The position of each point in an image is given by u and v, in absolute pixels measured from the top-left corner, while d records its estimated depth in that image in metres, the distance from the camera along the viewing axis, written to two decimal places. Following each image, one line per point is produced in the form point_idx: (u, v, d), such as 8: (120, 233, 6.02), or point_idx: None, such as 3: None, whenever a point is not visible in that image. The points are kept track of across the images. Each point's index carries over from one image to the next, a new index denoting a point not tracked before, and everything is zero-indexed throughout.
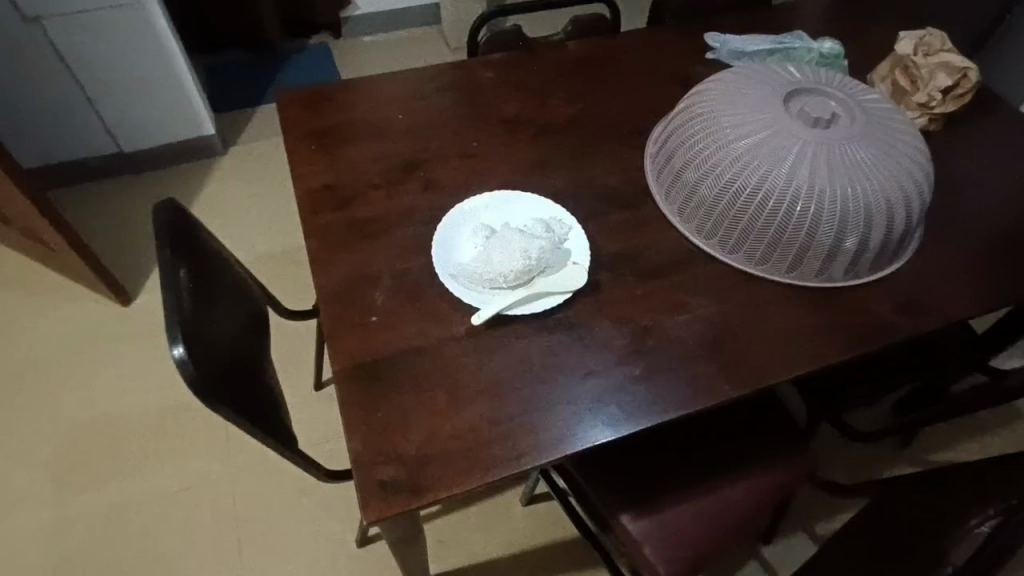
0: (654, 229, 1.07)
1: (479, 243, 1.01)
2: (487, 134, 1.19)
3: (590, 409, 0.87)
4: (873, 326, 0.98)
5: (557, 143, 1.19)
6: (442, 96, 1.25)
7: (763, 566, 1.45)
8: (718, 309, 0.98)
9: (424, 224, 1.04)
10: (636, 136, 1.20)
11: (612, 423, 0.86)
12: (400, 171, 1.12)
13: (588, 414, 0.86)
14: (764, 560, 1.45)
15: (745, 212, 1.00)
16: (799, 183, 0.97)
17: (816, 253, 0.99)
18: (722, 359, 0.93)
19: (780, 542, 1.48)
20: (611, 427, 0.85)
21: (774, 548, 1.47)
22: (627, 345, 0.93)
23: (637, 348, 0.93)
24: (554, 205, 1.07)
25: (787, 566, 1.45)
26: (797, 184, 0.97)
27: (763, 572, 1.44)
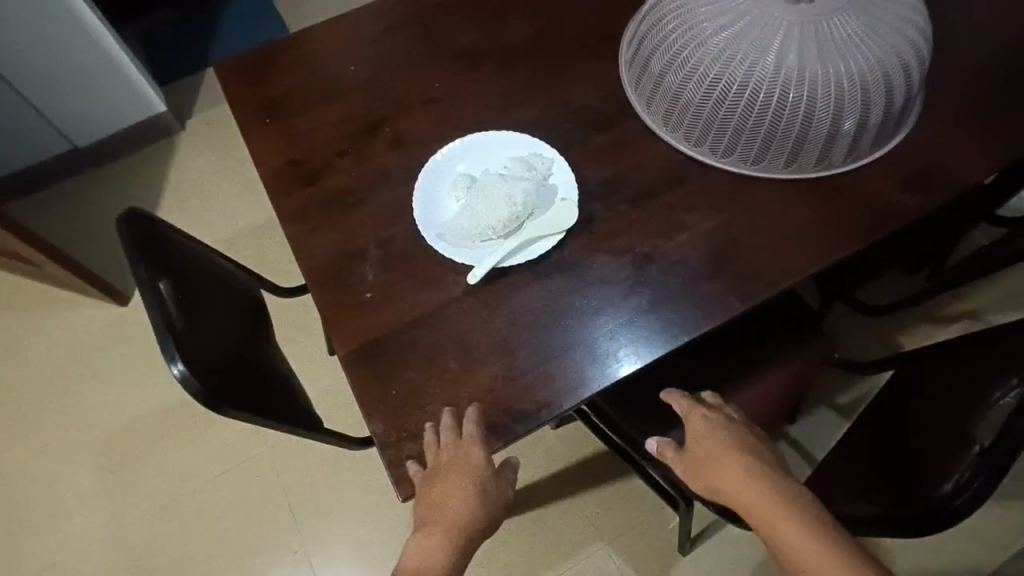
0: (640, 146, 1.01)
1: (461, 196, 0.96)
2: (447, 71, 1.11)
3: (602, 349, 0.86)
4: (880, 209, 0.94)
5: (523, 69, 1.10)
6: (392, 37, 1.15)
7: (789, 444, 1.50)
8: (718, 221, 0.94)
9: (400, 186, 0.99)
10: (608, 44, 1.11)
11: (625, 360, 0.85)
12: (363, 132, 1.05)
13: (600, 354, 0.85)
14: (790, 438, 1.50)
15: (735, 111, 0.93)
16: (788, 70, 0.90)
17: (814, 141, 0.93)
18: (726, 274, 0.91)
19: (802, 420, 1.52)
20: (624, 365, 0.85)
21: (801, 427, 1.52)
22: (628, 276, 0.90)
23: (640, 278, 0.90)
24: (531, 139, 1.00)
25: (813, 441, 1.50)
26: (786, 73, 0.90)
27: (793, 450, 1.50)
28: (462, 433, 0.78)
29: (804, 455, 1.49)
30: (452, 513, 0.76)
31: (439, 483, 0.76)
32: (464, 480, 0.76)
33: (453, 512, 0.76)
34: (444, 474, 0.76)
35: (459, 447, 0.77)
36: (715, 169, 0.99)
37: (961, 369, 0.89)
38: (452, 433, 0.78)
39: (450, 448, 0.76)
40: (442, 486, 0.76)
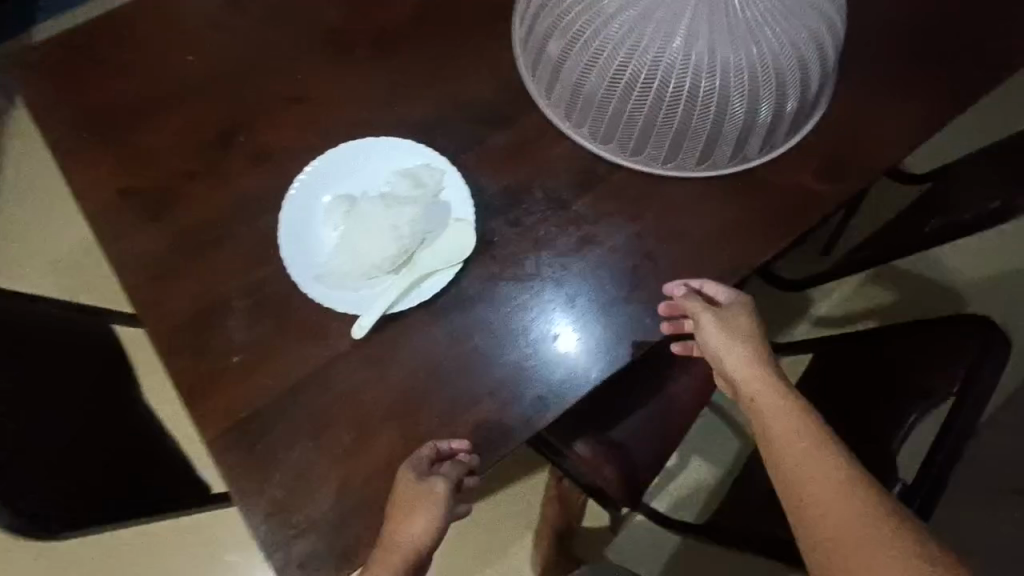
0: (543, 146, 0.89)
1: (337, 227, 0.81)
2: (312, 60, 0.93)
3: (513, 394, 0.78)
4: (800, 204, 0.88)
5: (404, 53, 0.94)
6: (238, 16, 0.94)
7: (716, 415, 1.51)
8: (631, 232, 0.86)
9: (264, 215, 0.83)
10: (499, 17, 0.95)
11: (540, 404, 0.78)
12: (213, 145, 0.87)
13: (513, 400, 0.77)
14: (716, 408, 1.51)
15: (645, 105, 0.83)
16: (699, 59, 0.79)
17: (729, 135, 0.85)
18: (641, 295, 0.83)
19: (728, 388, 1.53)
20: (537, 410, 0.77)
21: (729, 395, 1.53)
22: (531, 303, 0.81)
23: (545, 302, 0.81)
24: (417, 146, 0.85)
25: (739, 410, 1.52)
26: (696, 62, 0.80)
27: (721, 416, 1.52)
28: (439, 478, 0.69)
29: (733, 425, 1.50)
30: (409, 542, 0.66)
31: (393, 509, 0.68)
32: (433, 504, 0.67)
33: (408, 538, 0.66)
34: (419, 494, 0.67)
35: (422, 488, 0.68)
36: (626, 169, 0.88)
37: (897, 365, 0.87)
38: (418, 455, 0.71)
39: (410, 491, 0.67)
40: (399, 508, 0.67)
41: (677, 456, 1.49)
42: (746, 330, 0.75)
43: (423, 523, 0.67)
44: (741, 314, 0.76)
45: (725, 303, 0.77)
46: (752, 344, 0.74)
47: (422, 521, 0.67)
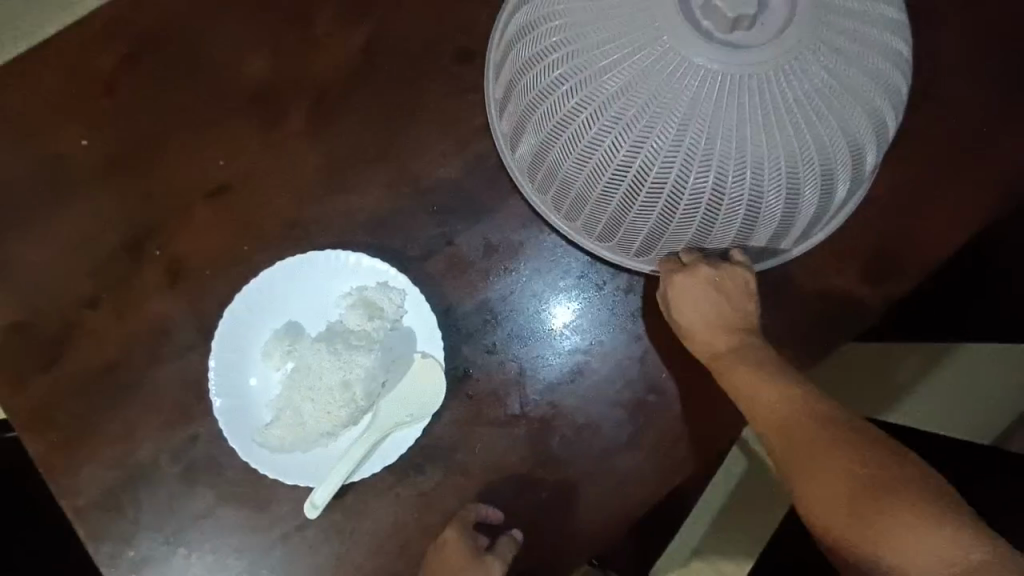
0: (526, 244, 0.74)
1: (285, 368, 0.68)
2: (231, 134, 0.75)
3: (521, 491, 0.69)
4: (822, 315, 0.75)
5: (345, 121, 0.75)
6: (134, 79, 0.75)
7: (746, 452, 0.89)
8: (633, 353, 0.72)
9: (190, 353, 0.70)
10: (465, 71, 0.77)
11: (550, 500, 0.70)
12: (116, 261, 0.72)
13: (522, 497, 0.69)
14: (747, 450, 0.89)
15: (657, 206, 0.63)
16: (729, 162, 0.59)
17: (759, 234, 0.67)
18: (644, 440, 0.70)
19: None
20: (548, 512, 0.69)
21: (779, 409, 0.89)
22: (518, 369, 0.71)
23: (534, 368, 0.71)
24: (369, 261, 0.70)
25: None
26: (726, 165, 0.60)
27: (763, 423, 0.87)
28: (494, 556, 0.64)
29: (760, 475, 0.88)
30: None
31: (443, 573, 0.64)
32: None
33: None
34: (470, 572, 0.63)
35: (477, 565, 0.63)
36: (626, 272, 0.73)
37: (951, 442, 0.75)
38: (463, 521, 0.66)
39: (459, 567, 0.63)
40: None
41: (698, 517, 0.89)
42: (690, 315, 0.66)
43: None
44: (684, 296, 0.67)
45: (661, 279, 0.67)
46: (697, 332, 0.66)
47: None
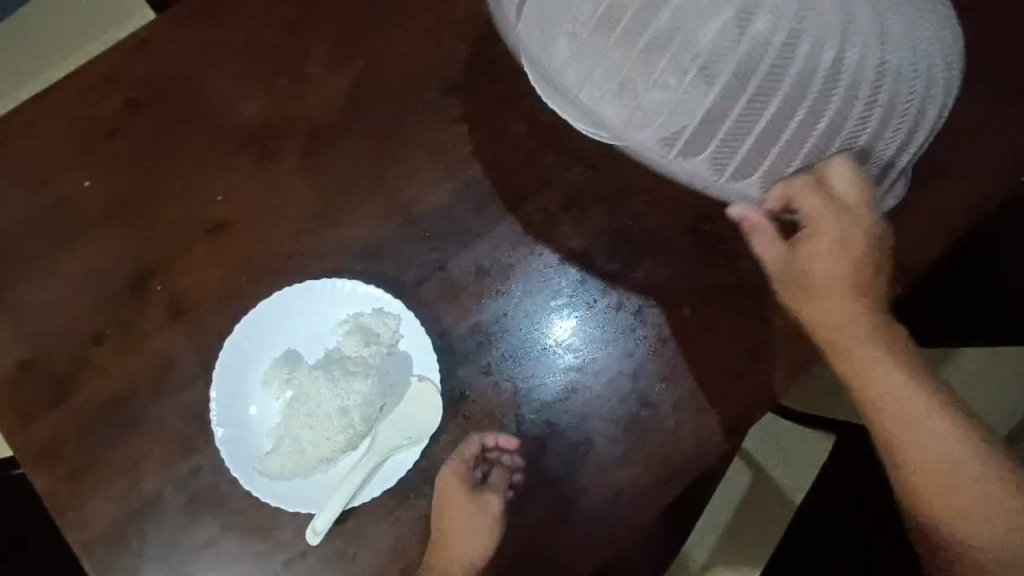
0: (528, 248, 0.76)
1: (284, 397, 0.70)
2: (230, 172, 0.77)
3: (519, 510, 0.70)
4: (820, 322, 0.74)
5: (339, 155, 0.78)
6: (137, 122, 0.78)
7: (749, 463, 1.01)
8: (626, 368, 0.73)
9: (191, 385, 0.71)
10: (452, 103, 0.80)
11: (547, 519, 0.70)
12: (119, 297, 0.74)
13: (520, 516, 0.70)
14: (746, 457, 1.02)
15: (705, 122, 0.58)
16: (830, 27, 0.56)
17: (854, 136, 0.61)
18: (639, 455, 0.71)
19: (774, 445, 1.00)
20: (547, 531, 0.70)
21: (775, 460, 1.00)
22: (516, 388, 0.73)
23: (529, 388, 0.73)
24: (364, 288, 0.72)
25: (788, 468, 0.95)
26: (830, 27, 0.56)
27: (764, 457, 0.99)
28: (491, 488, 0.67)
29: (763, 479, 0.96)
30: (465, 548, 0.66)
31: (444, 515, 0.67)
32: (485, 512, 0.66)
33: (461, 545, 0.65)
34: (469, 502, 0.66)
35: (477, 495, 0.66)
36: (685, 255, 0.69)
37: None
38: (461, 453, 0.68)
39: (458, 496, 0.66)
40: (452, 516, 0.66)
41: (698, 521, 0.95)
42: (802, 281, 0.62)
43: (471, 540, 0.66)
44: (779, 258, 0.62)
45: (800, 200, 0.60)
46: (826, 295, 0.61)
47: (470, 537, 0.66)
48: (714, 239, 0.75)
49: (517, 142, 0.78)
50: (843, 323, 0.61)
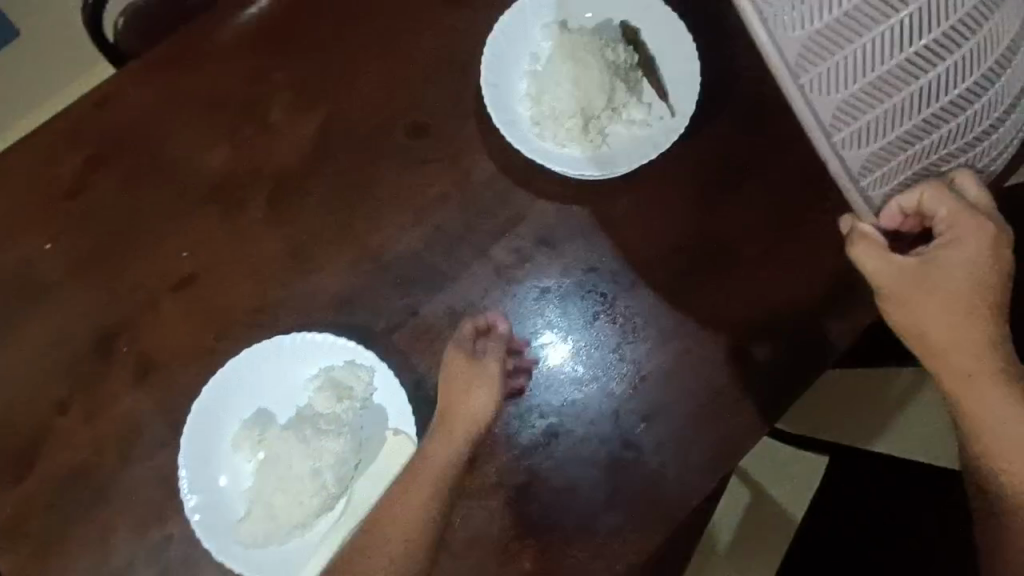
0: (509, 264, 0.75)
1: (256, 459, 0.68)
2: (195, 224, 0.75)
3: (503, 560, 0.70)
4: (800, 351, 0.73)
5: (306, 203, 0.76)
6: (98, 178, 0.76)
7: (747, 482, 0.99)
8: (607, 410, 0.72)
9: (162, 449, 0.69)
10: (421, 144, 0.78)
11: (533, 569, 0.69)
12: (84, 359, 0.71)
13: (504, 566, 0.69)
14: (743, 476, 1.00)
15: (835, 21, 0.42)
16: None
17: (951, 120, 0.48)
18: (624, 498, 0.70)
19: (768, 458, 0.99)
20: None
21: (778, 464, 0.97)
22: (509, 427, 0.71)
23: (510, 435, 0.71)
24: (335, 340, 0.70)
25: (781, 482, 0.95)
26: None
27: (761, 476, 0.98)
28: (489, 357, 0.68)
29: (758, 497, 0.97)
30: (472, 415, 0.65)
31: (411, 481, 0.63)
32: (491, 384, 0.67)
33: (467, 415, 0.65)
34: (472, 373, 0.67)
35: (475, 367, 0.67)
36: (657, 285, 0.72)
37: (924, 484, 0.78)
38: (460, 335, 0.69)
39: (462, 371, 0.67)
40: (454, 386, 0.66)
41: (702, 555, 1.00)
42: (926, 305, 0.53)
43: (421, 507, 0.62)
44: (899, 275, 0.53)
45: (933, 195, 0.51)
46: (949, 323, 0.53)
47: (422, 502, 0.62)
48: (687, 271, 0.75)
49: (488, 181, 0.77)
50: (972, 357, 0.53)
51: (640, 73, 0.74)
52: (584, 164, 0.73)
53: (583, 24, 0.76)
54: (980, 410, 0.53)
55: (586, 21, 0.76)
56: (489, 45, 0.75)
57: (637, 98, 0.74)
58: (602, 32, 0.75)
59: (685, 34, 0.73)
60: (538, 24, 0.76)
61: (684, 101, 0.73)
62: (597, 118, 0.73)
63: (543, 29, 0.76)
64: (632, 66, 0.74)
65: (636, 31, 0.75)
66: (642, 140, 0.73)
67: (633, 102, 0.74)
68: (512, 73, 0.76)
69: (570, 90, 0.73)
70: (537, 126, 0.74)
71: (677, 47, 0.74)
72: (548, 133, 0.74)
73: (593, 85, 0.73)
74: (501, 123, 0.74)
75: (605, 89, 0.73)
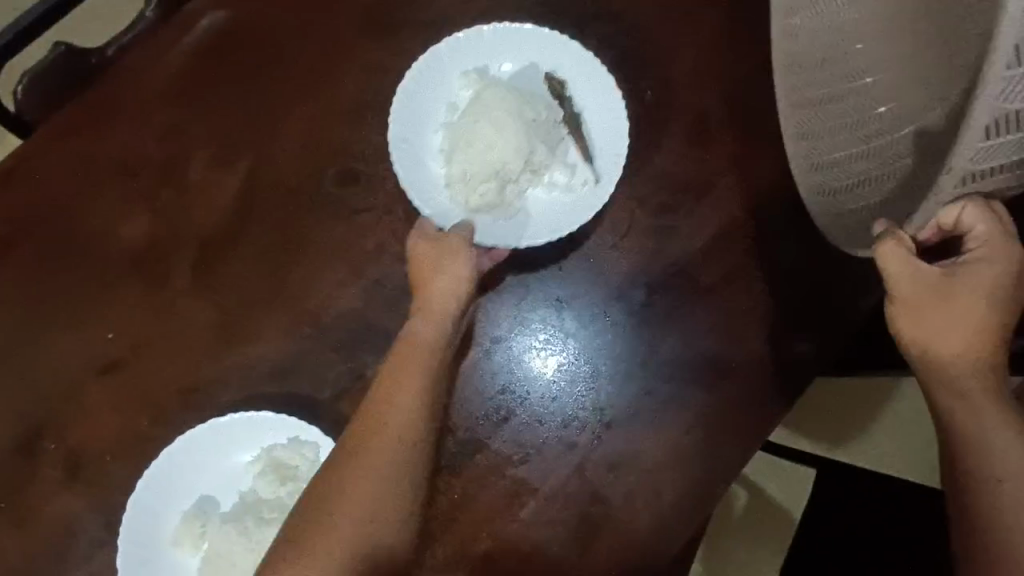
0: (438, 233, 0.66)
1: (200, 551, 0.65)
2: (119, 302, 0.71)
3: None
4: (770, 381, 0.69)
5: (236, 269, 0.72)
6: (9, 263, 0.70)
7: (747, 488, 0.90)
8: (570, 464, 0.68)
9: (102, 549, 0.65)
10: (352, 195, 0.73)
11: None
12: (12, 461, 0.67)
13: None
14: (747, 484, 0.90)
15: None
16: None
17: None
18: (593, 554, 0.67)
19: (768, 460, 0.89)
20: None
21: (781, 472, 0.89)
22: (510, 461, 0.68)
23: (473, 498, 0.68)
24: (273, 420, 0.65)
25: (788, 491, 0.88)
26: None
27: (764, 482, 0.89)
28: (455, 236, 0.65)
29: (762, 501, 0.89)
30: (448, 293, 0.63)
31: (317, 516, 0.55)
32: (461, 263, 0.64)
33: (443, 298, 0.63)
34: (443, 261, 0.64)
35: (446, 247, 0.64)
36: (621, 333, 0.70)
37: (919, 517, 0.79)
38: (423, 229, 0.66)
39: (428, 255, 0.64)
40: (425, 270, 0.63)
41: (711, 524, 0.90)
42: (935, 315, 0.52)
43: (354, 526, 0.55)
44: (916, 282, 0.51)
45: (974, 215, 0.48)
46: (954, 331, 0.51)
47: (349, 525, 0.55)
48: (645, 306, 0.71)
49: None
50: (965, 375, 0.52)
51: (563, 132, 0.73)
52: (500, 232, 0.70)
53: (505, 76, 0.74)
54: (969, 419, 0.52)
55: (509, 70, 0.74)
56: (399, 93, 0.71)
57: (560, 159, 0.72)
58: (524, 87, 0.73)
59: (614, 92, 0.71)
60: (456, 73, 0.73)
61: (609, 163, 0.70)
62: (515, 181, 0.71)
63: (462, 77, 0.73)
64: (556, 124, 0.73)
65: (563, 83, 0.73)
66: (565, 204, 0.71)
67: (556, 163, 0.72)
68: (425, 123, 0.73)
69: (485, 150, 0.71)
70: (450, 183, 0.72)
71: (603, 104, 0.72)
72: (461, 192, 0.71)
73: (510, 146, 0.71)
74: (410, 180, 0.71)
75: (522, 150, 0.71)
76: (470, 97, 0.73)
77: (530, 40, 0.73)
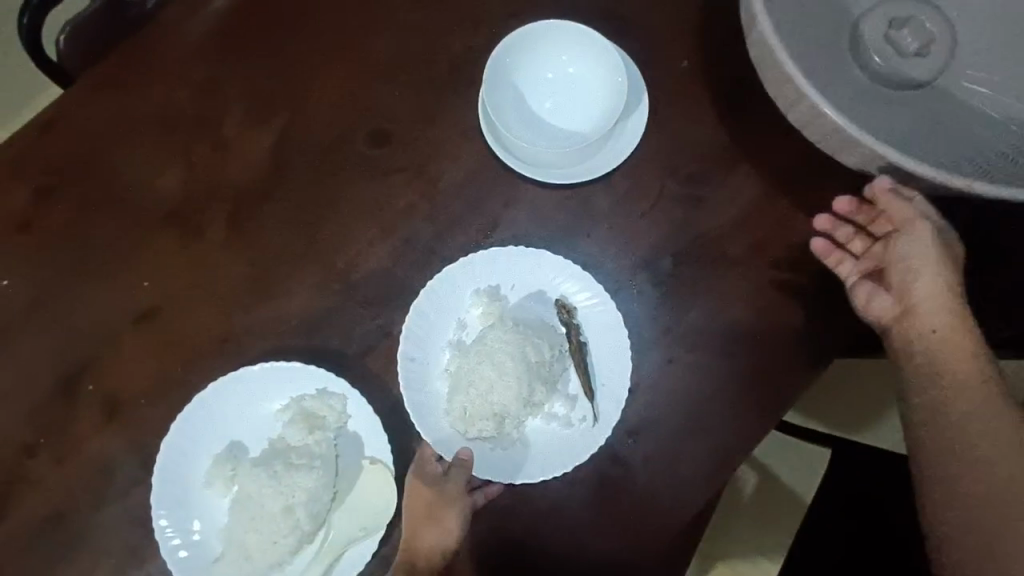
0: (436, 478, 0.65)
1: (231, 492, 0.68)
2: (156, 251, 0.72)
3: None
4: (793, 354, 0.69)
5: (269, 223, 0.73)
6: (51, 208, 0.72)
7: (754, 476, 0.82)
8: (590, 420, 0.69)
9: (136, 486, 0.68)
10: (386, 153, 0.73)
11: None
12: (52, 400, 0.69)
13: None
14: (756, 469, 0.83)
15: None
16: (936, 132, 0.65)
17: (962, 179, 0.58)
18: (612, 515, 0.68)
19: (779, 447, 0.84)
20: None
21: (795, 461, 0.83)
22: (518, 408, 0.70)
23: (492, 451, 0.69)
24: (304, 371, 0.68)
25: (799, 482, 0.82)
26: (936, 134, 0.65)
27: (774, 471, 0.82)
28: (451, 478, 0.64)
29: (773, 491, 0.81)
30: (446, 529, 0.63)
31: (416, 524, 0.63)
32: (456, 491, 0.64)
33: (448, 539, 0.63)
34: (440, 488, 0.64)
35: (440, 484, 0.64)
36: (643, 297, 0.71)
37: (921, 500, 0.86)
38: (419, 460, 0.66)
39: (420, 490, 0.64)
40: (425, 512, 0.64)
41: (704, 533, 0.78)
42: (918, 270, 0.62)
43: (457, 510, 0.64)
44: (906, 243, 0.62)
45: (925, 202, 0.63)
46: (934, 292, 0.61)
47: (452, 509, 0.64)
48: (672, 274, 0.71)
49: (458, 188, 0.73)
50: (943, 312, 0.61)
51: (568, 362, 0.71)
52: (497, 465, 0.68)
53: (514, 306, 0.72)
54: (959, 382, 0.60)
55: (520, 295, 0.72)
56: (403, 335, 0.69)
57: (561, 392, 0.71)
58: (532, 319, 0.72)
59: (641, 84, 0.73)
60: (470, 290, 0.71)
61: (609, 407, 0.68)
62: (514, 416, 0.70)
63: (474, 295, 0.71)
64: (561, 356, 0.71)
65: (573, 310, 0.71)
66: (559, 439, 0.69)
67: (556, 397, 0.71)
68: (431, 364, 0.71)
69: (488, 395, 0.70)
70: (450, 415, 0.69)
71: (606, 309, 0.70)
72: (460, 424, 0.69)
73: (510, 392, 0.70)
74: (411, 406, 0.68)
75: (521, 395, 0.70)
76: (479, 333, 0.72)
77: (545, 266, 0.71)
